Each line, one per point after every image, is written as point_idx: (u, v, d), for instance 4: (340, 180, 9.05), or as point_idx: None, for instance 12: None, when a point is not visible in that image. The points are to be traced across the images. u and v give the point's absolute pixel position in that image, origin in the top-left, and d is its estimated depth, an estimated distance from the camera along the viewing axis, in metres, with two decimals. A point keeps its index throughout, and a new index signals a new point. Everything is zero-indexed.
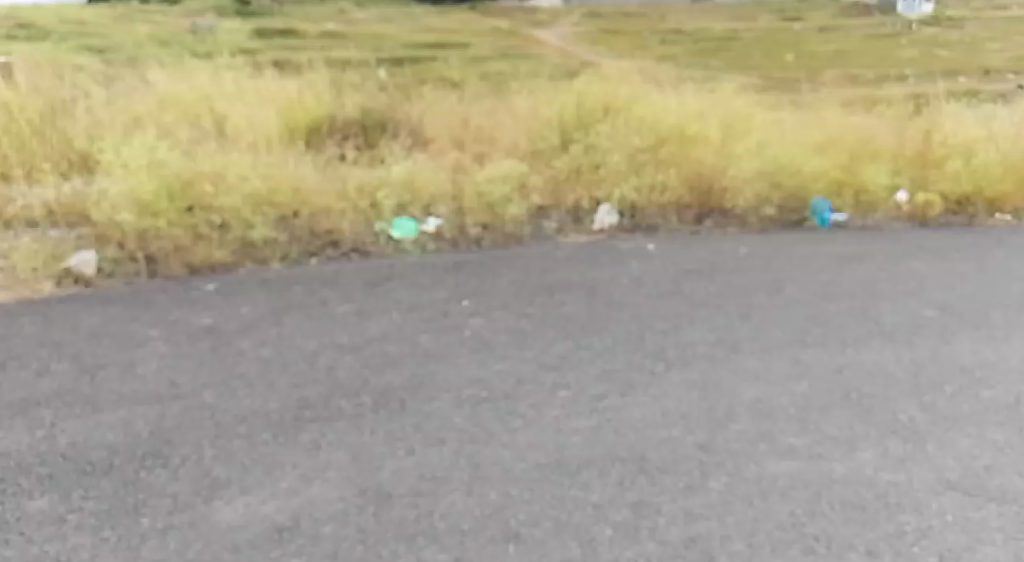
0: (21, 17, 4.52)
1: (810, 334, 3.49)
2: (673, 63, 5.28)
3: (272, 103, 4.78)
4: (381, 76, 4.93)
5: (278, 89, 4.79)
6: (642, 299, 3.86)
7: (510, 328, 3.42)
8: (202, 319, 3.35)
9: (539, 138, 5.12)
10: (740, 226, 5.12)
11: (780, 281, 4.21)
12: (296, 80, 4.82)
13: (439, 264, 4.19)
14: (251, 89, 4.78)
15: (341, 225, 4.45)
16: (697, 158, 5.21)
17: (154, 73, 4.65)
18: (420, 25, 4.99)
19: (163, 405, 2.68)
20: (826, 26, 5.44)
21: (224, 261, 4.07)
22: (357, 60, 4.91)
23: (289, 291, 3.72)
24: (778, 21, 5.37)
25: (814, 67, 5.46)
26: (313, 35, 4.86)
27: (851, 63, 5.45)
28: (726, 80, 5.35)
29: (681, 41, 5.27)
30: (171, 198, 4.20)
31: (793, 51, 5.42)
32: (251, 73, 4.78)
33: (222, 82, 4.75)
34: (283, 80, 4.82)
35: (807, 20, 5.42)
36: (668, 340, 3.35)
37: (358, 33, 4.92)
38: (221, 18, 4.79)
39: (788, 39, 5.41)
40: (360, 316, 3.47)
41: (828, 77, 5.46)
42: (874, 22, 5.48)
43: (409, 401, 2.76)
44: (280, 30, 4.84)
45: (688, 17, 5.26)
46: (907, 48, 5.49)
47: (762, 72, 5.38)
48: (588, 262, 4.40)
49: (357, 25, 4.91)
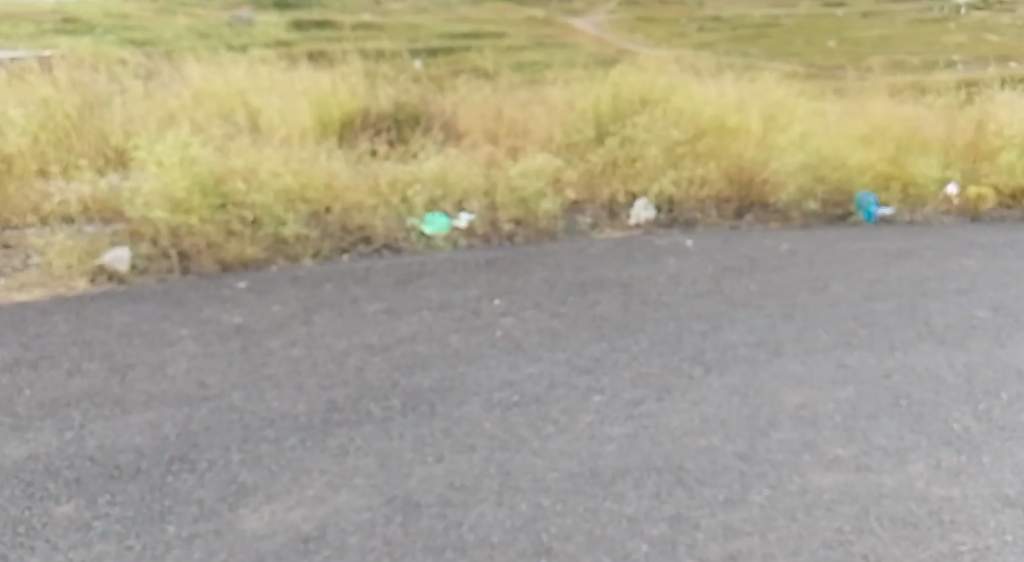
0: (66, 13, 5.09)
1: (856, 336, 3.39)
2: (710, 49, 5.83)
3: (308, 94, 5.23)
4: (416, 65, 5.46)
5: (312, 82, 5.26)
6: (679, 298, 3.77)
7: (543, 328, 3.37)
8: (233, 318, 3.32)
9: (575, 131, 5.40)
10: (780, 222, 5.03)
11: (823, 279, 4.11)
12: (329, 72, 5.32)
13: (471, 261, 4.15)
14: (284, 81, 5.25)
15: (373, 221, 4.40)
16: (736, 152, 5.30)
17: (192, 68, 5.15)
18: (453, 18, 5.57)
19: (191, 407, 2.63)
20: (870, 12, 6.04)
21: (256, 258, 4.00)
22: (391, 51, 5.45)
23: (321, 289, 3.68)
24: (820, 7, 5.98)
25: (859, 52, 5.96)
26: (349, 27, 5.43)
27: (896, 47, 6.01)
28: (767, 65, 5.85)
29: (719, 28, 5.85)
30: (203, 194, 4.17)
31: (835, 36, 5.97)
32: (285, 66, 5.28)
33: (256, 75, 5.20)
34: (317, 72, 5.30)
35: (851, 6, 6.02)
36: (706, 343, 3.27)
37: (392, 26, 5.48)
38: (258, 11, 5.33)
39: (830, 24, 5.98)
40: (390, 315, 3.42)
41: (873, 62, 5.97)
42: (922, 9, 6.11)
43: (438, 404, 2.69)
44: (316, 22, 5.39)
45: (726, 5, 5.88)
46: (954, 32, 6.11)
47: (804, 58, 5.91)
48: (624, 259, 4.31)
49: (391, 17, 5.48)
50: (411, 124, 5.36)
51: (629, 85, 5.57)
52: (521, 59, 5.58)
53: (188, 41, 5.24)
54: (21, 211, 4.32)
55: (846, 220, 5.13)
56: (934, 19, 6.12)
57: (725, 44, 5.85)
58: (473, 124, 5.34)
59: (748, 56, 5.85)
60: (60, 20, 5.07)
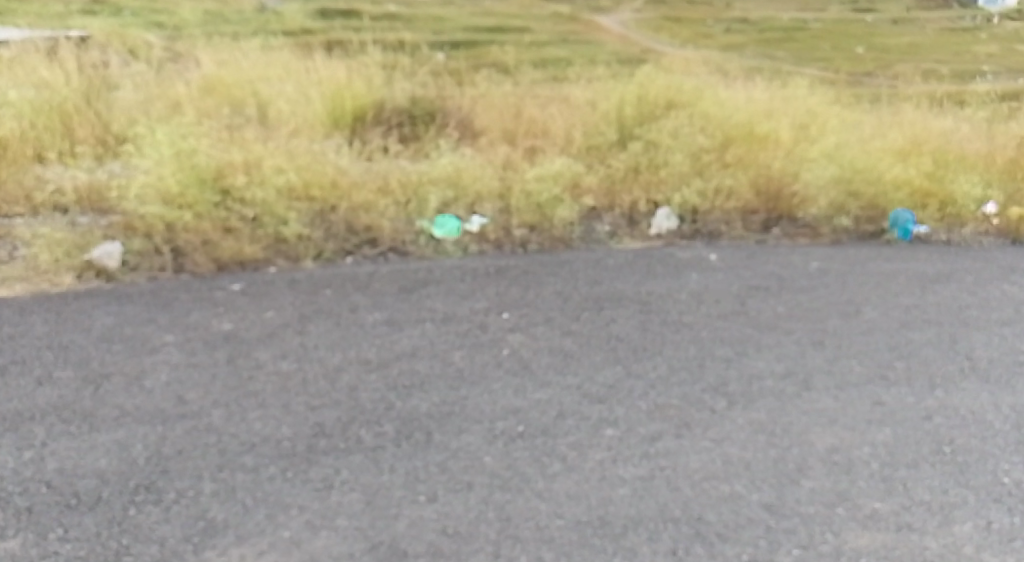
0: None
1: (893, 369, 3.18)
2: (739, 51, 5.70)
3: (321, 86, 5.06)
4: (438, 56, 5.32)
5: (327, 74, 5.12)
6: (701, 319, 3.55)
7: (554, 348, 3.15)
8: (222, 324, 3.09)
9: (596, 133, 5.18)
10: (809, 237, 4.77)
11: (856, 303, 3.87)
12: (344, 65, 5.19)
13: (480, 270, 3.92)
14: (298, 69, 5.11)
15: (380, 221, 4.16)
16: (763, 163, 5.07)
17: (202, 57, 5.03)
18: (479, 10, 5.43)
19: (166, 426, 2.40)
20: (900, 18, 5.87)
21: (255, 257, 3.76)
22: (410, 42, 5.33)
23: (319, 294, 3.45)
24: (850, 12, 5.83)
25: (887, 59, 5.80)
26: (372, 16, 5.31)
27: (925, 55, 5.82)
28: (793, 68, 5.73)
29: (746, 30, 5.72)
30: (201, 188, 3.98)
31: (863, 42, 5.80)
32: (302, 56, 5.16)
33: (267, 65, 5.06)
34: (332, 65, 5.17)
35: (880, 12, 5.86)
36: (730, 372, 3.06)
37: (418, 15, 5.37)
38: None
39: (858, 30, 5.82)
40: (390, 326, 3.18)
41: (899, 71, 5.80)
42: (952, 15, 5.92)
43: (435, 433, 2.46)
44: (341, 12, 5.29)
45: (755, 7, 5.76)
46: (984, 42, 5.93)
47: (829, 63, 5.76)
48: (643, 272, 4.08)
49: (416, 8, 5.37)
50: (426, 120, 5.15)
51: (654, 87, 5.39)
52: (545, 55, 5.42)
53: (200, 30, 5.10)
54: (13, 199, 4.09)
55: (881, 237, 4.85)
56: (964, 28, 5.92)
57: (751, 47, 5.73)
58: (490, 123, 5.12)
59: (771, 58, 5.73)
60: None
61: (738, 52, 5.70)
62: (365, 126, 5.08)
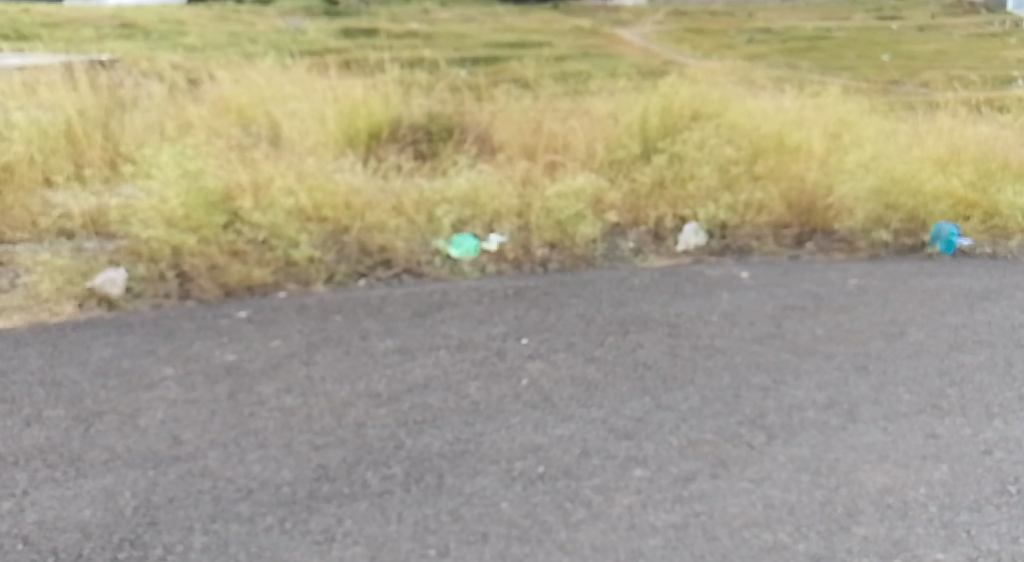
0: (124, 17, 4.61)
1: (945, 399, 3.04)
2: (764, 61, 5.40)
3: (336, 104, 4.87)
4: (461, 73, 5.08)
5: (345, 89, 4.91)
6: (735, 342, 3.38)
7: (577, 378, 2.95)
8: (225, 354, 2.85)
9: (618, 146, 5.03)
10: (845, 252, 4.66)
11: (900, 322, 3.75)
12: (363, 81, 4.96)
13: (498, 292, 3.73)
14: (319, 87, 4.89)
15: (395, 242, 4.01)
16: (796, 173, 4.93)
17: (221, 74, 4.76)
18: (502, 24, 5.13)
19: (158, 470, 2.19)
20: (925, 26, 5.56)
21: (263, 281, 3.58)
22: (431, 59, 5.08)
23: (329, 321, 3.27)
24: (873, 19, 5.49)
25: (913, 67, 5.53)
26: (394, 34, 5.03)
27: (954, 62, 5.55)
28: (819, 77, 5.46)
29: (771, 40, 5.39)
30: (209, 210, 3.80)
31: (889, 51, 5.49)
32: (321, 73, 4.92)
33: (279, 82, 4.83)
34: (350, 80, 4.94)
35: (904, 20, 5.55)
36: (768, 402, 2.89)
37: (439, 34, 5.09)
38: (309, 18, 4.91)
39: (885, 37, 5.50)
40: (403, 354, 2.99)
41: (927, 78, 5.54)
42: (980, 21, 5.61)
43: (448, 476, 2.26)
44: (365, 30, 4.97)
45: (778, 17, 5.39)
46: (1015, 48, 5.66)
47: (855, 72, 5.48)
48: (671, 292, 3.89)
49: (438, 25, 5.08)
50: (444, 136, 5.02)
51: (679, 98, 5.19)
52: (565, 69, 5.18)
53: (222, 54, 4.79)
54: (19, 224, 3.95)
55: (922, 252, 4.74)
56: (994, 34, 5.63)
57: (776, 56, 5.42)
58: (509, 139, 4.99)
59: (794, 70, 5.44)
60: (117, 25, 4.60)
61: (762, 63, 5.42)
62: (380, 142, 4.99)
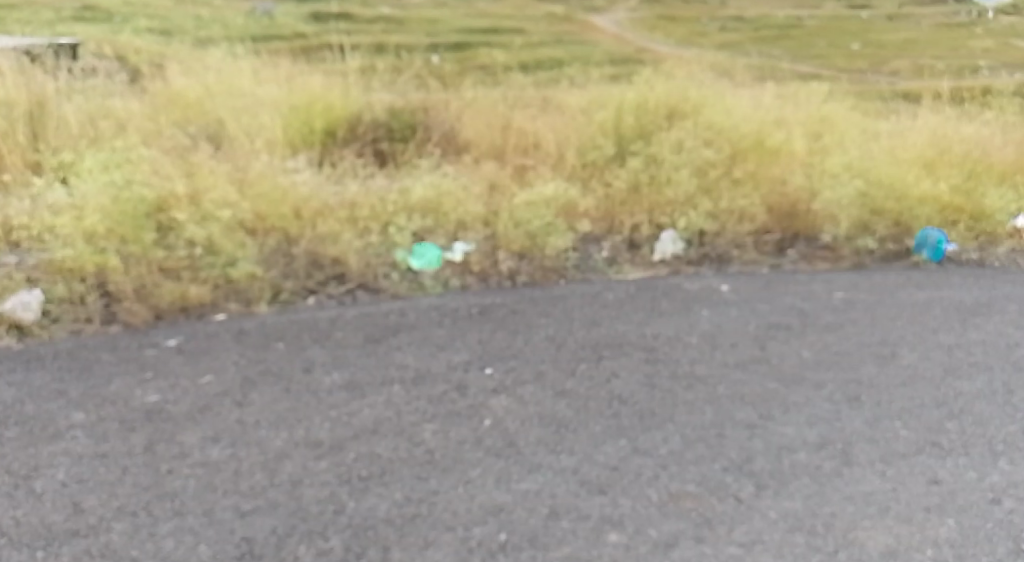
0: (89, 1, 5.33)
1: (946, 435, 2.76)
2: (734, 49, 5.93)
3: (291, 89, 5.13)
4: (432, 59, 5.56)
5: (306, 81, 5.20)
6: (717, 369, 3.09)
7: (546, 417, 2.64)
8: (146, 395, 2.53)
9: (592, 147, 4.91)
10: (829, 260, 4.39)
11: (890, 343, 3.48)
12: (323, 77, 5.29)
13: (461, 310, 3.43)
14: (271, 73, 5.21)
15: (348, 255, 3.69)
16: (776, 177, 4.75)
17: (175, 72, 5.15)
18: (475, 10, 5.66)
19: (51, 550, 1.87)
20: (893, 15, 6.11)
21: (200, 300, 3.25)
22: (407, 42, 5.58)
23: (269, 349, 2.95)
24: (844, 9, 6.06)
25: (881, 55, 6.02)
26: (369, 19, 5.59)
27: (923, 49, 6.06)
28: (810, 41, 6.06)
29: (740, 28, 5.94)
30: (138, 224, 3.50)
31: (856, 33, 6.46)
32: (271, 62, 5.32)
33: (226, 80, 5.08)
34: (311, 75, 5.29)
35: (874, 9, 6.09)
36: (755, 443, 2.61)
37: (413, 18, 5.60)
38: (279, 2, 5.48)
39: (853, 26, 6.06)
40: (350, 392, 2.68)
41: (899, 67, 6.03)
42: (946, 12, 6.17)
43: (394, 549, 1.96)
44: (336, 14, 5.52)
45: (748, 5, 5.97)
46: (981, 36, 6.18)
47: (828, 61, 5.97)
48: (648, 309, 3.61)
49: (411, 10, 5.60)
50: (406, 134, 5.14)
51: (657, 94, 5.19)
52: (536, 55, 5.63)
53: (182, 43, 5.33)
54: None
55: (908, 259, 4.48)
56: (961, 24, 6.17)
57: (747, 44, 5.94)
58: (474, 136, 5.04)
59: (771, 57, 5.94)
60: (78, 7, 5.31)
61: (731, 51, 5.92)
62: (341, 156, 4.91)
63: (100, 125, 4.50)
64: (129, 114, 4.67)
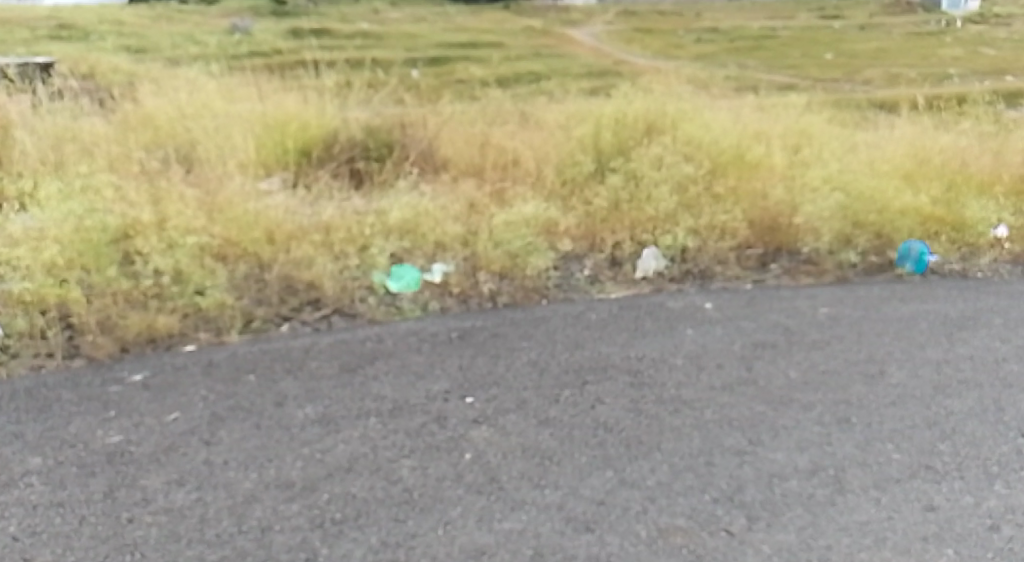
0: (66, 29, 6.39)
1: (940, 457, 2.67)
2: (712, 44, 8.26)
3: (266, 105, 5.18)
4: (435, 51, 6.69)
5: (280, 100, 5.27)
6: (704, 393, 3.00)
7: (529, 448, 2.54)
8: (108, 436, 2.45)
9: (572, 163, 4.84)
10: (812, 273, 4.30)
11: (878, 360, 3.39)
12: (298, 98, 5.36)
13: (440, 335, 3.33)
14: (243, 97, 5.31)
15: (322, 279, 3.58)
16: (757, 190, 4.69)
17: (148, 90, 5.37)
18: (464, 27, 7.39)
19: None
20: None
21: (169, 331, 3.14)
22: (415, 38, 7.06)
23: (240, 382, 2.84)
24: None
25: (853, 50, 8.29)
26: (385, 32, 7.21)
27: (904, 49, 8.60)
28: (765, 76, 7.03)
29: None
30: (103, 253, 3.42)
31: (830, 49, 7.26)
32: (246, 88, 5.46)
33: (197, 105, 5.09)
34: (285, 97, 5.36)
35: None
36: (745, 471, 2.52)
37: (413, 30, 7.22)
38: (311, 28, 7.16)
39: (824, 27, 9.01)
40: (324, 426, 2.58)
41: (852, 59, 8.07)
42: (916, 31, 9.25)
43: None
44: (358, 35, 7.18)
45: None
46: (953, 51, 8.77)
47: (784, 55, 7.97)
48: (631, 329, 3.52)
49: (414, 30, 7.25)
50: (384, 151, 5.17)
51: (634, 110, 5.22)
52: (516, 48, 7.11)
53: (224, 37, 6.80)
54: None
55: (891, 271, 4.39)
56: (932, 38, 9.12)
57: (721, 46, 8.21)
58: (450, 154, 4.97)
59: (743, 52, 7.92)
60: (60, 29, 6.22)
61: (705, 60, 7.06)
62: (316, 177, 4.80)
63: (66, 150, 4.41)
64: (96, 139, 4.58)
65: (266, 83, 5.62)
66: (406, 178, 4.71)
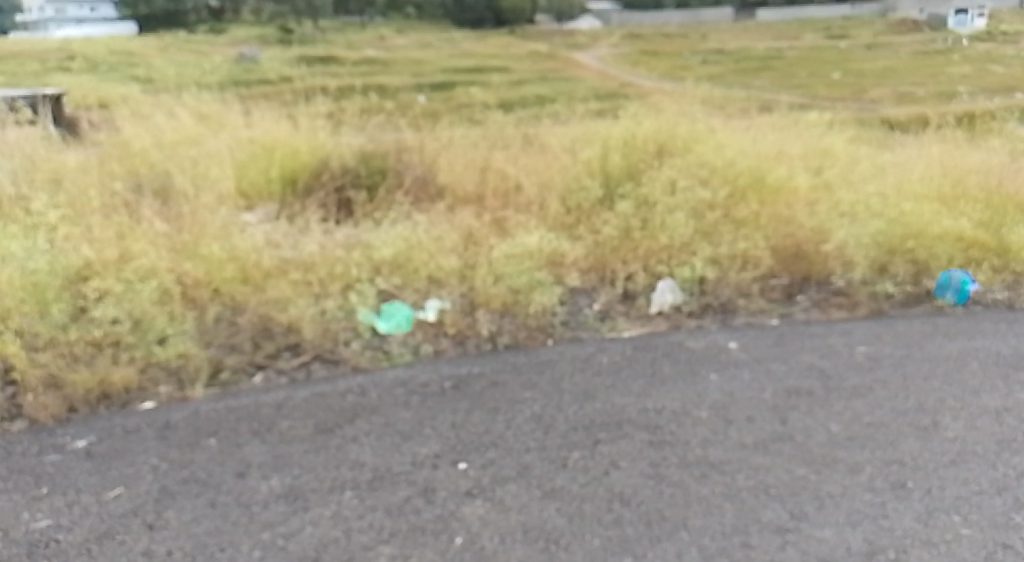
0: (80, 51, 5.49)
1: (1018, 533, 2.26)
2: None
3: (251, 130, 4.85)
4: None
5: (270, 124, 4.94)
6: (734, 453, 2.60)
7: (531, 530, 2.17)
8: (35, 520, 2.16)
9: (579, 189, 4.47)
10: (844, 306, 3.91)
11: (931, 408, 2.97)
12: (286, 122, 5.03)
13: (431, 386, 2.93)
14: (228, 122, 4.99)
15: (301, 321, 3.20)
16: (782, 214, 4.29)
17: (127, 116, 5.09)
18: None
19: None
20: None
21: (125, 385, 2.78)
22: None
23: (199, 448, 2.47)
24: None
25: None
26: None
27: None
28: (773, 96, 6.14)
29: None
30: (57, 300, 3.09)
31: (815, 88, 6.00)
32: (232, 109, 5.13)
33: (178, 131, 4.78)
34: (274, 120, 5.03)
35: None
36: (788, 556, 2.14)
37: None
38: None
39: None
40: (292, 503, 2.23)
41: None
42: None
43: None
44: None
45: None
46: None
47: None
48: (648, 376, 3.12)
49: None
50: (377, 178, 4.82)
51: (644, 131, 4.84)
52: None
53: None
54: None
55: (930, 302, 3.99)
56: None
57: None
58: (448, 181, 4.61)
59: None
60: None
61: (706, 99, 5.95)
62: (301, 209, 4.45)
63: (32, 185, 4.10)
64: (65, 171, 4.26)
65: (253, 104, 5.28)
66: (398, 210, 4.35)
